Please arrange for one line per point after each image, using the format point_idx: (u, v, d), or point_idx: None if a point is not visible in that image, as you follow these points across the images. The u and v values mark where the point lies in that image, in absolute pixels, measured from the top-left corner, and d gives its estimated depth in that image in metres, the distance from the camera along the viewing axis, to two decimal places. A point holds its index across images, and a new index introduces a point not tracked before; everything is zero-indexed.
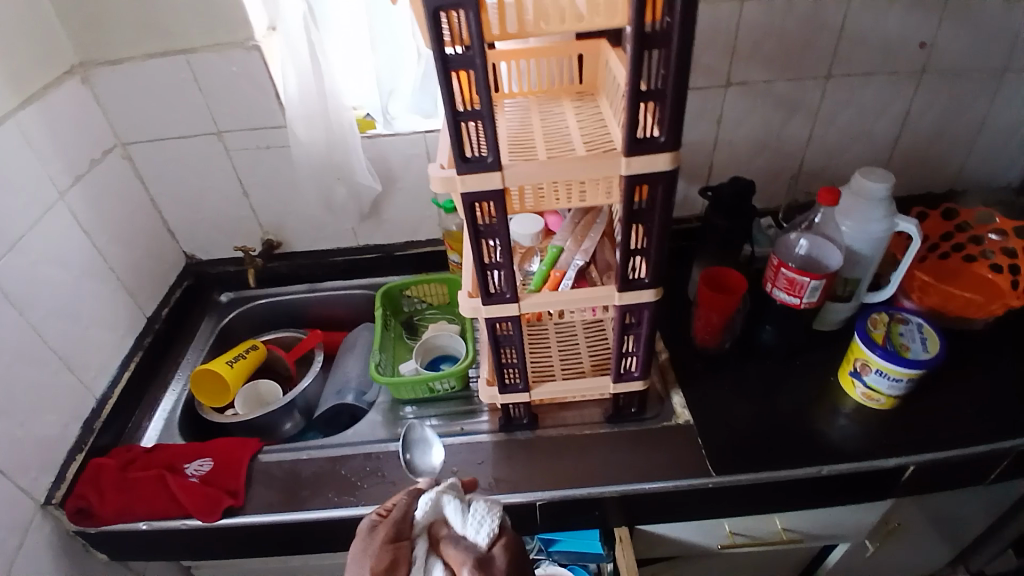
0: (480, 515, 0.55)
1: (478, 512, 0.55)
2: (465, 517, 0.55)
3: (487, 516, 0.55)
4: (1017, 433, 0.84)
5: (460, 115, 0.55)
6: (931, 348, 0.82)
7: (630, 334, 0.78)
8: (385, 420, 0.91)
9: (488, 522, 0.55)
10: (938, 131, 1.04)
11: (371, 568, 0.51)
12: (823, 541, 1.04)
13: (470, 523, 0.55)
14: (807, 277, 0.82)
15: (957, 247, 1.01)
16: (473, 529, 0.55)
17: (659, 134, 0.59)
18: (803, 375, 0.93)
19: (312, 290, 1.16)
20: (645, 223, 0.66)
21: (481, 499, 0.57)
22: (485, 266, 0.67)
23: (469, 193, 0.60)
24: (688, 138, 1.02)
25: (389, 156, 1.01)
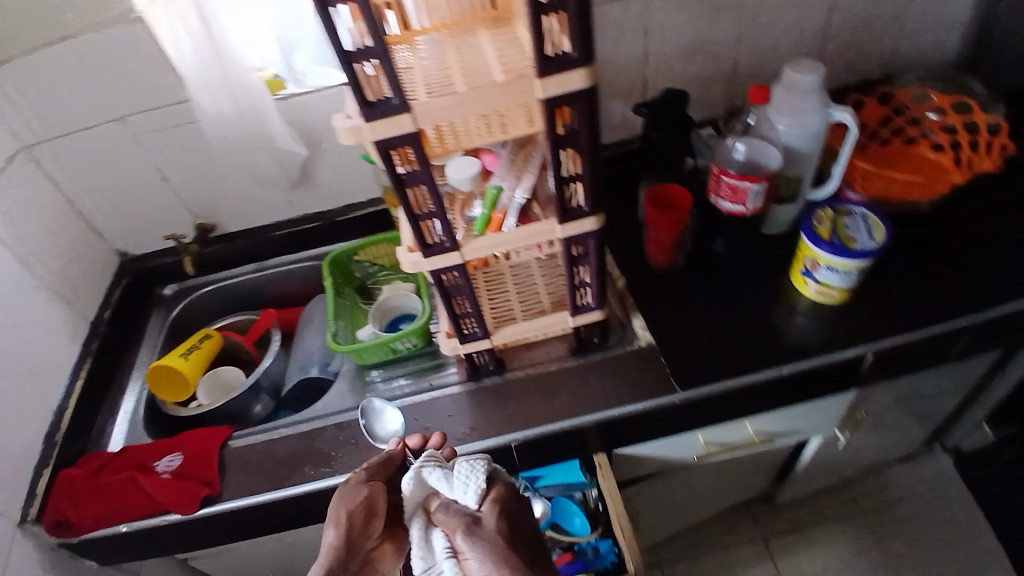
0: (463, 475, 0.61)
1: (461, 473, 0.61)
2: (450, 482, 0.61)
3: (472, 475, 0.61)
4: (965, 308, 0.88)
5: (353, 56, 0.53)
6: (876, 237, 0.83)
7: (579, 266, 0.78)
8: (352, 388, 0.92)
9: (471, 480, 0.60)
10: (867, 12, 1.01)
11: (352, 505, 0.62)
12: (793, 437, 1.09)
13: (457, 484, 0.61)
14: (748, 181, 0.82)
15: (897, 130, 1.01)
16: (461, 489, 0.60)
17: (569, 49, 0.56)
18: (758, 280, 0.94)
19: (259, 268, 1.13)
20: (575, 146, 0.64)
21: (463, 461, 0.62)
22: (417, 217, 0.66)
23: (381, 141, 0.58)
24: (617, 55, 0.98)
25: (306, 118, 0.98)
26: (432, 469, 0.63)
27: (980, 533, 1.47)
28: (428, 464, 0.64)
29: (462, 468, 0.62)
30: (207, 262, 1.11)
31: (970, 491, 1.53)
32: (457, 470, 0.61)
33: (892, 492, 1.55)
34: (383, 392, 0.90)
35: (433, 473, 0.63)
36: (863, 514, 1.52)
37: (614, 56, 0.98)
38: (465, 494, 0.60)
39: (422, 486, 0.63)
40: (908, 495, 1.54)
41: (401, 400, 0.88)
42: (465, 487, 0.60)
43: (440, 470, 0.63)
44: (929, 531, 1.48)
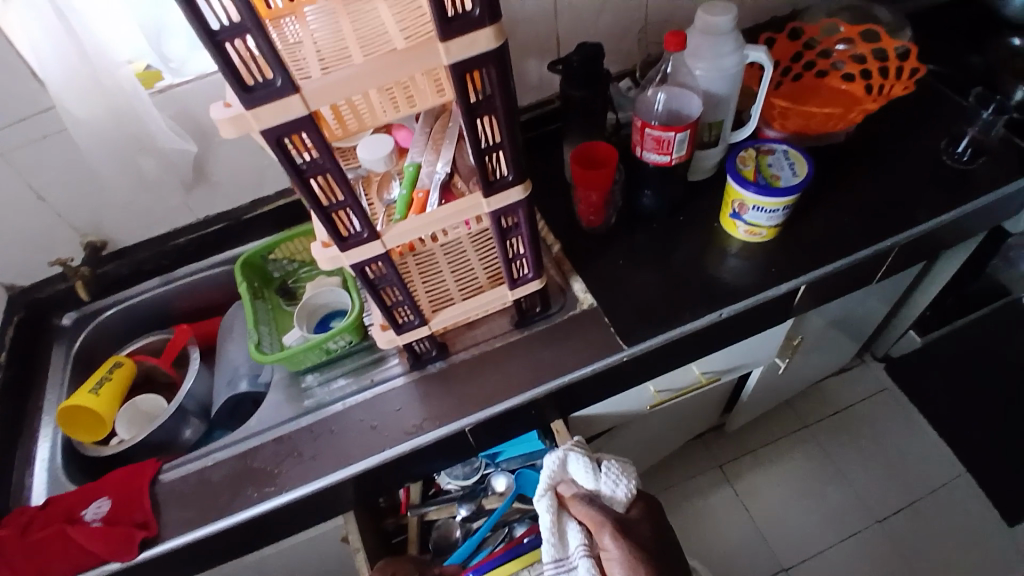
0: (611, 477, 0.80)
1: (610, 475, 0.80)
2: (598, 477, 0.81)
3: (619, 482, 0.80)
4: (887, 229, 0.91)
5: (218, 35, 0.46)
6: (799, 172, 0.85)
7: (512, 237, 0.75)
8: (288, 397, 0.87)
9: (614, 482, 0.80)
10: None
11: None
12: (738, 372, 1.13)
13: (604, 482, 0.80)
14: (672, 131, 0.80)
15: (809, 65, 1.02)
16: (607, 487, 0.80)
17: (471, 7, 0.51)
18: (690, 228, 0.94)
19: (167, 282, 1.04)
20: (491, 112, 0.59)
21: (613, 464, 0.81)
22: (327, 210, 0.60)
23: (270, 129, 0.52)
24: (526, 11, 0.93)
25: (191, 109, 0.89)
26: (584, 462, 0.81)
27: (914, 430, 1.59)
28: (574, 451, 0.82)
29: (608, 471, 0.81)
30: (108, 283, 1.01)
31: (902, 393, 1.64)
32: (607, 471, 0.80)
33: (833, 406, 1.65)
34: (324, 395, 0.86)
35: (579, 462, 0.81)
36: (809, 430, 1.61)
37: (522, 13, 0.93)
38: (609, 492, 0.80)
39: (563, 468, 0.82)
40: (846, 406, 1.64)
41: (344, 401, 0.84)
42: (612, 487, 0.80)
43: (588, 463, 0.81)
44: (870, 435, 1.59)
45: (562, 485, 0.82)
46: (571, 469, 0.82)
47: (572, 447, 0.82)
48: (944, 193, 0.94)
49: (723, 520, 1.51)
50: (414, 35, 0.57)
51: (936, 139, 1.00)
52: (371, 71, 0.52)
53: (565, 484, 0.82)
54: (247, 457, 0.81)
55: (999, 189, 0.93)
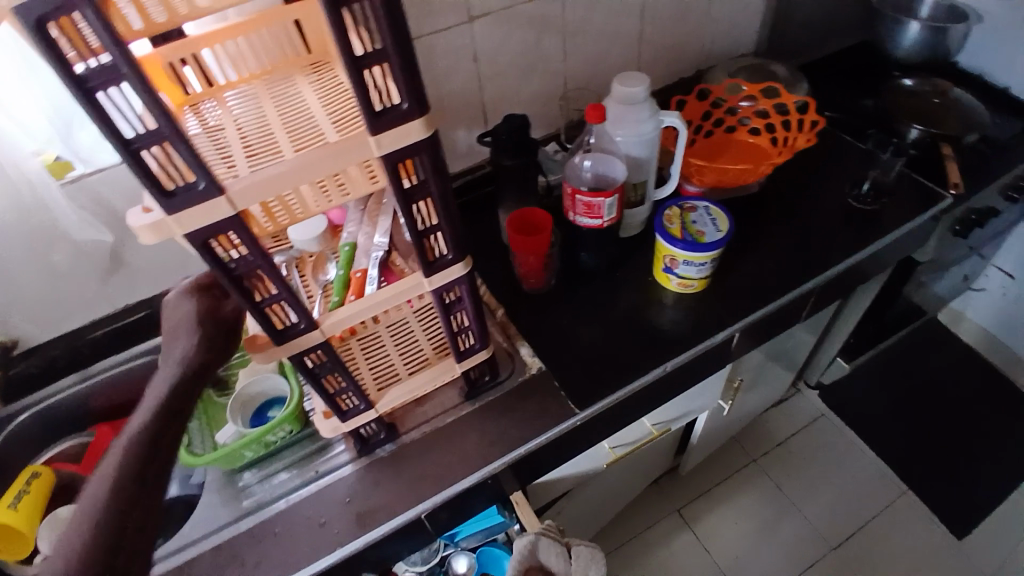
0: (583, 563, 0.81)
1: (582, 561, 0.81)
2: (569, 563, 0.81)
3: (592, 565, 0.81)
4: (808, 272, 0.96)
5: (134, 144, 0.44)
6: (721, 227, 0.88)
7: (456, 311, 0.74)
8: (225, 498, 0.80)
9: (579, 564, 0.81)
10: (671, 17, 1.09)
11: None
12: (687, 418, 1.15)
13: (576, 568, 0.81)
14: (601, 197, 0.83)
15: (718, 122, 1.10)
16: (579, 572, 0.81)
17: (400, 101, 0.51)
18: (626, 282, 0.97)
19: (85, 378, 0.95)
20: (426, 197, 0.59)
21: (584, 549, 0.82)
22: (260, 305, 0.58)
23: (194, 232, 0.50)
24: (453, 84, 0.96)
25: (105, 199, 0.85)
26: (553, 547, 0.81)
27: (855, 453, 1.65)
28: (545, 538, 0.82)
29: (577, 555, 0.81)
30: (21, 384, 0.93)
31: (838, 416, 1.72)
32: (580, 556, 0.81)
33: (777, 435, 1.70)
34: (265, 492, 0.80)
35: (551, 550, 0.81)
36: (757, 462, 1.65)
37: (449, 86, 0.95)
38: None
39: (532, 554, 0.82)
40: (790, 435, 1.70)
41: (288, 497, 0.78)
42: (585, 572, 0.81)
43: (559, 551, 0.81)
44: (815, 461, 1.64)
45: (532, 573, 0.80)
46: (541, 554, 0.82)
47: (540, 535, 0.82)
48: (855, 233, 1.01)
49: (687, 565, 1.49)
50: (343, 122, 0.57)
51: (840, 183, 1.09)
52: (302, 167, 0.51)
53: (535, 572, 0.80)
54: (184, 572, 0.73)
55: (901, 227, 1.02)
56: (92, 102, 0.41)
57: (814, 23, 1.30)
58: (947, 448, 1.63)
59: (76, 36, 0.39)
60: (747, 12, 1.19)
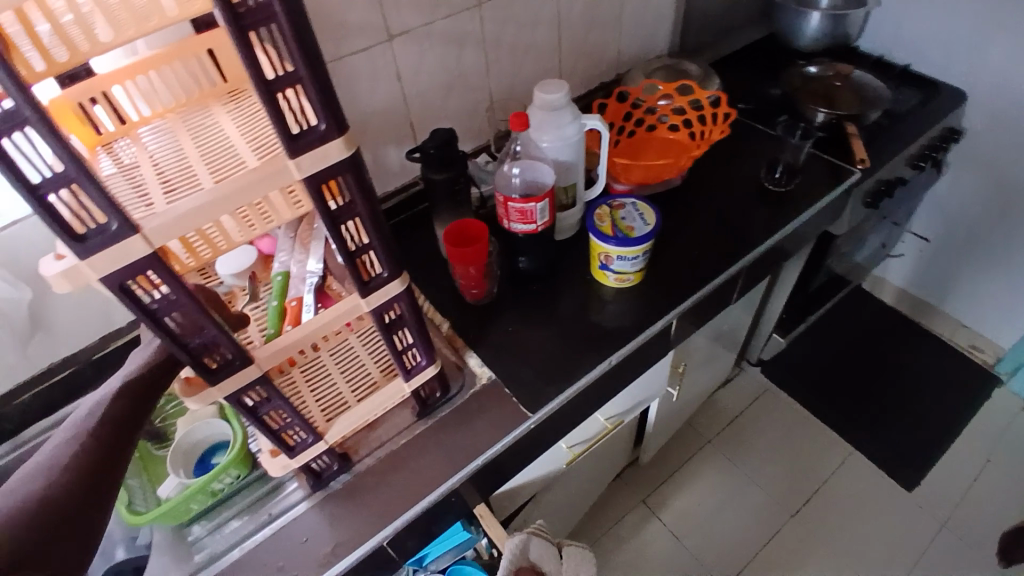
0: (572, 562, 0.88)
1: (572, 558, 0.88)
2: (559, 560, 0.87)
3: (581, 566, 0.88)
4: (736, 255, 1.01)
5: (39, 189, 0.42)
6: (649, 220, 0.91)
7: (398, 330, 0.74)
8: (175, 557, 0.76)
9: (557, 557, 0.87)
10: (586, 23, 1.13)
11: None
12: (639, 408, 1.17)
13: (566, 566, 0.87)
14: (533, 202, 0.84)
15: (639, 121, 1.14)
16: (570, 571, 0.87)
17: (317, 122, 0.51)
18: (566, 283, 0.98)
19: (13, 446, 0.87)
20: (355, 217, 0.59)
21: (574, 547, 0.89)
22: (189, 345, 0.55)
23: (111, 276, 0.47)
24: (376, 104, 0.95)
25: (13, 255, 0.80)
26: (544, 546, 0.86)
27: (800, 422, 1.73)
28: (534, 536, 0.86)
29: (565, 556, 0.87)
30: None
31: (781, 388, 1.80)
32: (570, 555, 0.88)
33: (728, 415, 1.76)
34: (217, 544, 0.76)
35: (542, 548, 0.86)
36: (712, 443, 1.70)
37: (372, 107, 0.95)
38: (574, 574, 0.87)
39: (524, 552, 0.85)
40: (739, 412, 1.76)
41: (242, 545, 0.75)
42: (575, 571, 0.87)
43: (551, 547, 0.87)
44: (765, 434, 1.71)
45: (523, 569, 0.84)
46: (532, 552, 0.86)
47: (530, 538, 0.86)
48: (774, 214, 1.07)
49: (657, 552, 1.52)
50: (262, 147, 0.56)
51: (757, 169, 1.15)
52: (223, 197, 0.49)
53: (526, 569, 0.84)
54: None
55: (814, 205, 1.08)
56: None
57: (719, 20, 1.36)
58: (880, 406, 1.74)
59: None
60: (658, 14, 1.24)
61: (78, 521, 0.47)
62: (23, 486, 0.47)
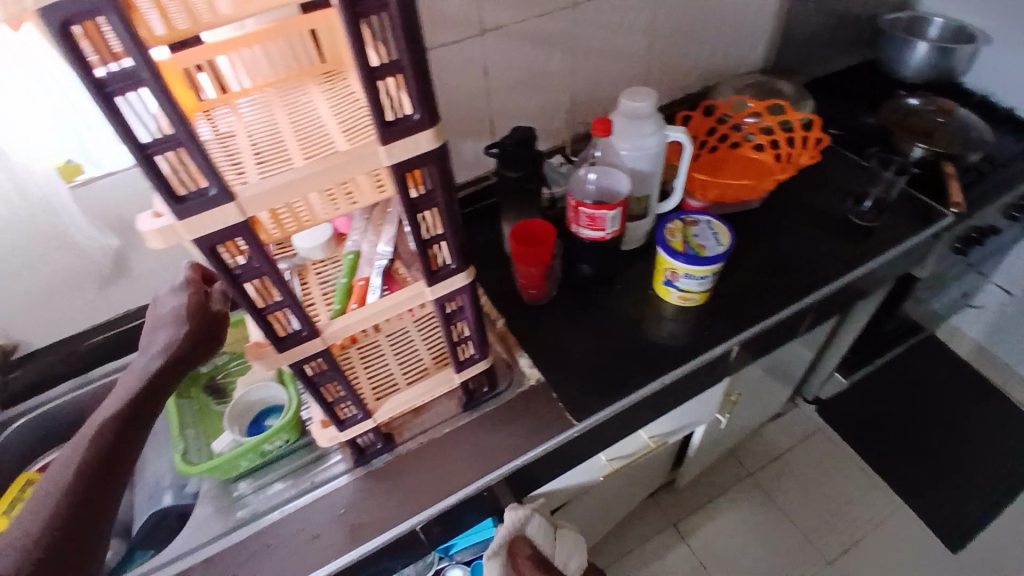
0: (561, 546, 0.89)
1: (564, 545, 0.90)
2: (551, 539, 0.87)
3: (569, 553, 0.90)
4: (808, 288, 0.96)
5: (150, 149, 0.44)
6: (723, 241, 0.89)
7: (457, 321, 0.75)
8: (219, 509, 0.79)
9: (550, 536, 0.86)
10: (679, 33, 1.10)
11: None
12: (684, 431, 1.14)
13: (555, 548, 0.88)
14: (604, 209, 0.83)
15: (723, 137, 1.11)
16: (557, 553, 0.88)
17: (411, 111, 0.53)
18: (626, 295, 0.97)
19: (81, 384, 0.95)
20: (433, 207, 0.61)
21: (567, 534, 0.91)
22: (263, 311, 0.58)
23: (202, 238, 0.50)
24: (460, 95, 0.96)
25: (112, 206, 0.85)
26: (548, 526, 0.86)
27: (852, 469, 1.64)
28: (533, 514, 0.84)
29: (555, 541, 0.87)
30: (14, 390, 0.93)
31: (835, 430, 1.71)
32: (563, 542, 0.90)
33: (775, 450, 1.69)
34: (259, 503, 0.79)
35: (538, 527, 0.84)
36: (754, 477, 1.64)
37: (456, 98, 0.96)
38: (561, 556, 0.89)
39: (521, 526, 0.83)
40: (787, 449, 1.69)
41: (282, 508, 0.77)
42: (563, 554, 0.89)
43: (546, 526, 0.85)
44: (812, 476, 1.63)
45: (519, 542, 0.83)
46: (529, 528, 0.84)
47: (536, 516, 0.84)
48: (854, 249, 1.01)
49: None
50: (352, 131, 0.57)
51: (841, 200, 1.09)
52: (313, 174, 0.51)
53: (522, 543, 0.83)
54: None
55: (899, 245, 1.02)
56: (110, 105, 0.42)
57: (821, 41, 1.30)
58: (941, 465, 1.63)
59: (97, 40, 0.40)
60: (755, 30, 1.19)
61: (96, 519, 0.53)
62: (47, 490, 0.53)
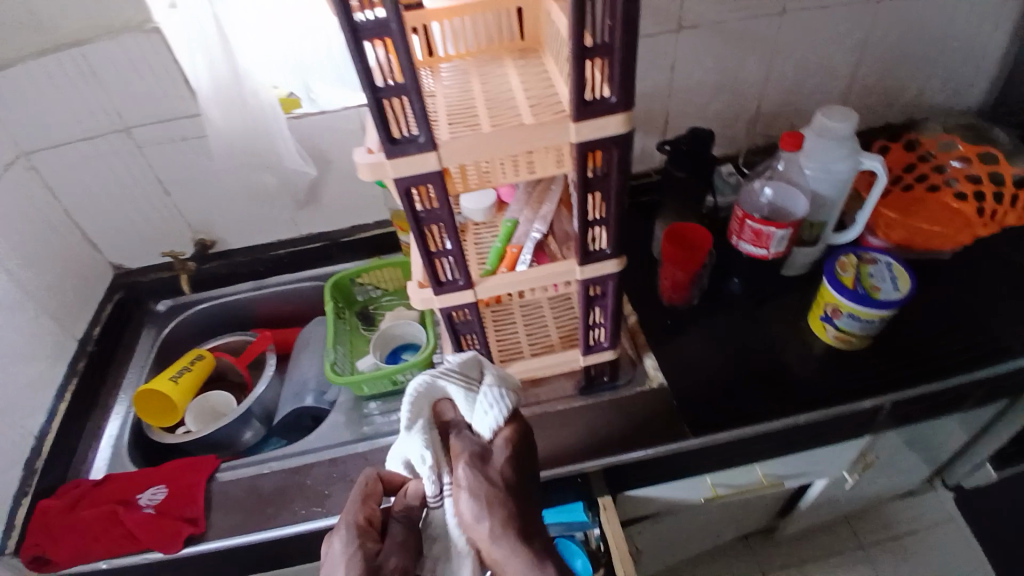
0: (488, 401, 0.58)
1: (487, 398, 0.58)
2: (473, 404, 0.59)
3: (495, 403, 0.58)
4: (990, 362, 0.85)
5: (381, 92, 0.50)
6: (902, 287, 0.81)
7: (596, 306, 0.76)
8: (348, 420, 0.89)
9: (496, 416, 0.57)
10: (895, 55, 1.01)
11: None
12: (802, 481, 1.07)
13: (479, 408, 0.58)
14: (773, 227, 0.79)
15: (921, 177, 1.01)
16: (482, 414, 0.58)
17: (609, 94, 0.54)
18: (774, 322, 0.92)
19: (258, 287, 1.11)
20: (603, 191, 0.62)
21: (492, 386, 0.59)
22: (431, 255, 0.64)
23: (402, 178, 0.56)
24: (641, 88, 0.96)
25: (317, 137, 0.96)
26: (493, 399, 0.58)
27: None
28: (448, 375, 0.59)
29: (500, 435, 0.58)
30: (206, 279, 1.10)
31: (970, 527, 1.51)
32: (483, 393, 0.58)
33: (894, 530, 1.52)
34: (382, 425, 0.88)
35: (454, 388, 0.59)
36: (865, 550, 1.49)
37: (638, 90, 0.96)
38: (484, 418, 0.58)
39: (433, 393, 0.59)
40: (908, 531, 1.51)
41: None
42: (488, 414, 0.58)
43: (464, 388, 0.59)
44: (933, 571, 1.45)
45: (445, 404, 0.61)
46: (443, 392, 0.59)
47: (490, 381, 0.59)
48: None
49: None
50: (540, 105, 0.60)
51: None
52: (505, 140, 0.55)
53: (448, 403, 0.61)
54: (301, 474, 0.81)
55: None
56: (359, 47, 0.47)
57: None
58: None
59: None
60: (983, 64, 1.06)
61: None
62: None
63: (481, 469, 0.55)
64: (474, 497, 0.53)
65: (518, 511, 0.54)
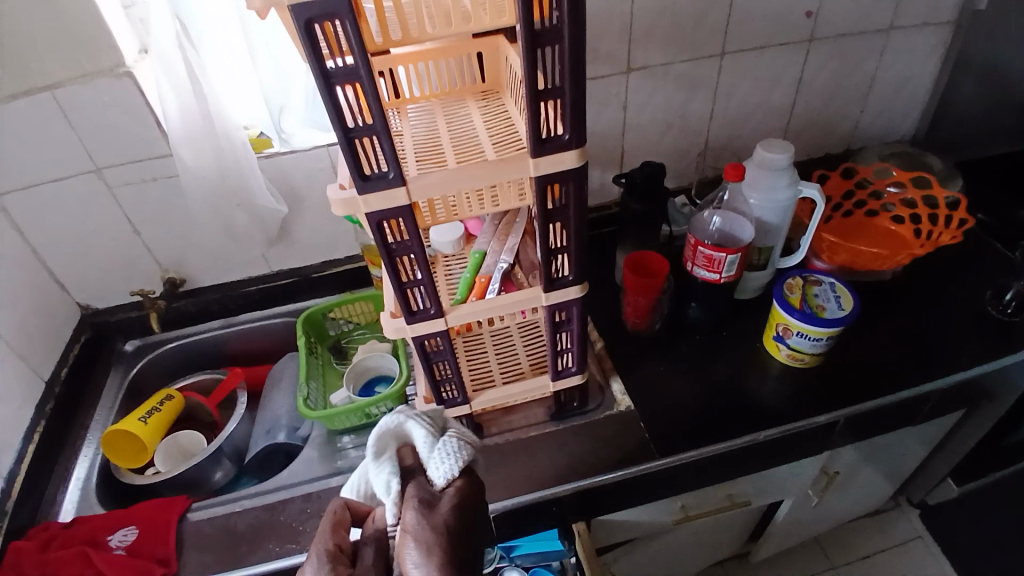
0: (444, 453, 0.56)
1: (443, 448, 0.57)
2: (429, 451, 0.57)
3: (451, 453, 0.56)
4: (933, 375, 0.91)
5: (352, 132, 0.54)
6: (845, 305, 0.86)
7: (562, 331, 0.79)
8: (322, 455, 0.90)
9: (450, 467, 0.56)
10: (828, 92, 1.09)
11: None
12: (769, 499, 1.10)
13: (435, 457, 0.57)
14: (723, 252, 0.84)
15: (860, 203, 1.08)
16: (435, 463, 0.56)
17: (563, 132, 0.59)
18: (731, 345, 0.96)
19: (228, 325, 1.12)
20: (563, 221, 0.66)
21: (452, 437, 0.58)
22: (403, 285, 0.66)
23: (374, 213, 0.59)
24: (597, 125, 1.02)
25: (288, 176, 0.99)
26: (449, 449, 0.57)
27: None
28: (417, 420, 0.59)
29: (451, 489, 0.55)
30: (175, 318, 1.10)
31: (938, 543, 1.54)
32: (442, 442, 0.57)
33: (864, 548, 1.56)
34: (356, 459, 0.89)
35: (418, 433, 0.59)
36: (838, 571, 1.52)
37: (595, 127, 1.02)
38: (437, 469, 0.56)
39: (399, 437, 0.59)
40: (877, 551, 1.55)
41: None
42: (441, 464, 0.56)
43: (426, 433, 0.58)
44: None
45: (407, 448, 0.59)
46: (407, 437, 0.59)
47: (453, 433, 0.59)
48: (990, 343, 0.94)
49: None
50: (501, 143, 0.64)
51: (982, 290, 1.01)
52: (468, 176, 0.59)
53: (410, 451, 0.60)
54: (274, 511, 0.81)
55: None
56: (330, 92, 0.51)
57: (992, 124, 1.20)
58: None
59: (332, 38, 0.49)
60: (909, 98, 1.15)
61: None
62: None
63: (428, 513, 0.52)
64: (416, 547, 0.49)
65: (455, 562, 0.50)
